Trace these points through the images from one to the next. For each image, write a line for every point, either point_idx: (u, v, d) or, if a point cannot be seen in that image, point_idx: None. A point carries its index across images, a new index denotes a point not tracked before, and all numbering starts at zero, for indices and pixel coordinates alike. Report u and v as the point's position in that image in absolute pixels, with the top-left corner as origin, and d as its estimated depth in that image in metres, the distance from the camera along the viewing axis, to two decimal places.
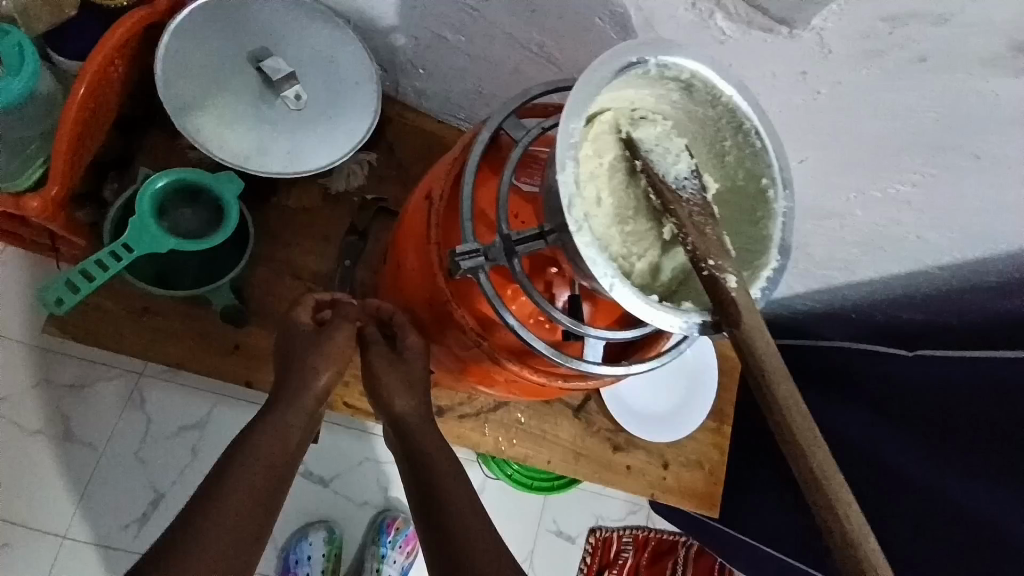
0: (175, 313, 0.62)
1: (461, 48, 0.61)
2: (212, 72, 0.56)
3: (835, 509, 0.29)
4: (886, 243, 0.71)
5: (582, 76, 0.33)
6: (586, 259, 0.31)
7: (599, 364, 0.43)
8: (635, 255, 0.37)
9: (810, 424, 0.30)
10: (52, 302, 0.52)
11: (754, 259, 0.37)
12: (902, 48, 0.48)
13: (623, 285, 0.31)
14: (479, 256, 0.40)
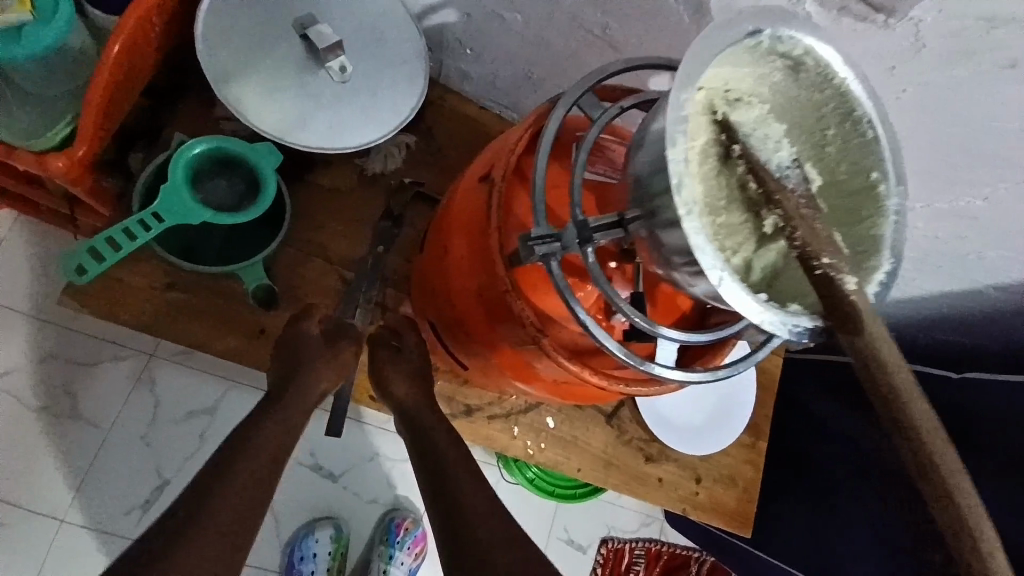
0: (199, 291, 0.59)
1: (515, 28, 0.57)
2: (254, 36, 0.52)
3: (965, 520, 0.27)
4: (947, 260, 0.67)
5: (694, 44, 0.31)
6: (695, 247, 0.29)
7: (671, 368, 0.40)
8: (729, 250, 0.33)
9: (940, 431, 0.27)
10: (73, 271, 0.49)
11: (861, 261, 0.33)
12: (999, 49, 0.43)
13: (732, 280, 0.29)
14: (555, 243, 0.37)
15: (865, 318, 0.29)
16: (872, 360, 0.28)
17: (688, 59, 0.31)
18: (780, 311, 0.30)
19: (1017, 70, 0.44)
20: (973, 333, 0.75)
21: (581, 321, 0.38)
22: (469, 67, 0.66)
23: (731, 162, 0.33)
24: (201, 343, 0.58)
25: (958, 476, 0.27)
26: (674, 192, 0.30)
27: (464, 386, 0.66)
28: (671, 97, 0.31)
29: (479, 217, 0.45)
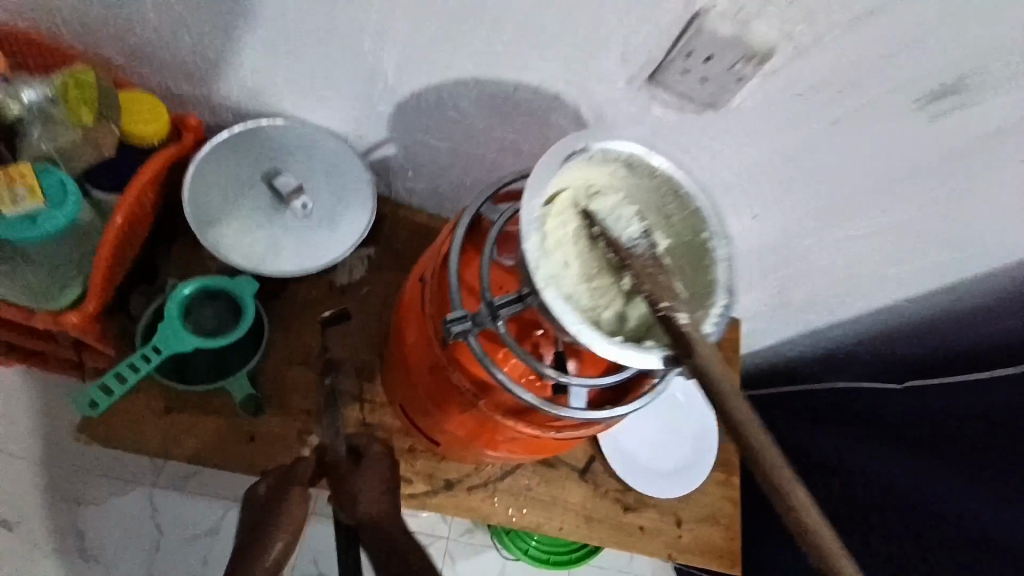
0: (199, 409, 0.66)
1: (446, 151, 0.71)
2: (232, 193, 0.65)
3: (800, 517, 0.34)
4: (871, 281, 0.81)
5: (542, 162, 0.43)
6: (553, 311, 0.39)
7: (584, 410, 0.48)
8: (602, 307, 0.42)
9: (770, 447, 0.34)
10: (88, 404, 0.59)
11: (703, 300, 0.43)
12: (816, 117, 0.56)
13: (588, 331, 0.39)
14: (468, 322, 0.46)
15: (697, 342, 0.38)
16: (706, 385, 0.36)
17: (532, 175, 0.42)
18: (634, 348, 0.40)
19: (838, 125, 0.57)
20: (912, 341, 0.91)
21: (498, 380, 0.48)
22: (415, 185, 0.78)
23: (591, 242, 0.44)
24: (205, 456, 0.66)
25: (796, 486, 0.34)
26: (531, 271, 0.40)
27: (442, 461, 0.72)
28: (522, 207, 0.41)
29: (420, 311, 0.54)
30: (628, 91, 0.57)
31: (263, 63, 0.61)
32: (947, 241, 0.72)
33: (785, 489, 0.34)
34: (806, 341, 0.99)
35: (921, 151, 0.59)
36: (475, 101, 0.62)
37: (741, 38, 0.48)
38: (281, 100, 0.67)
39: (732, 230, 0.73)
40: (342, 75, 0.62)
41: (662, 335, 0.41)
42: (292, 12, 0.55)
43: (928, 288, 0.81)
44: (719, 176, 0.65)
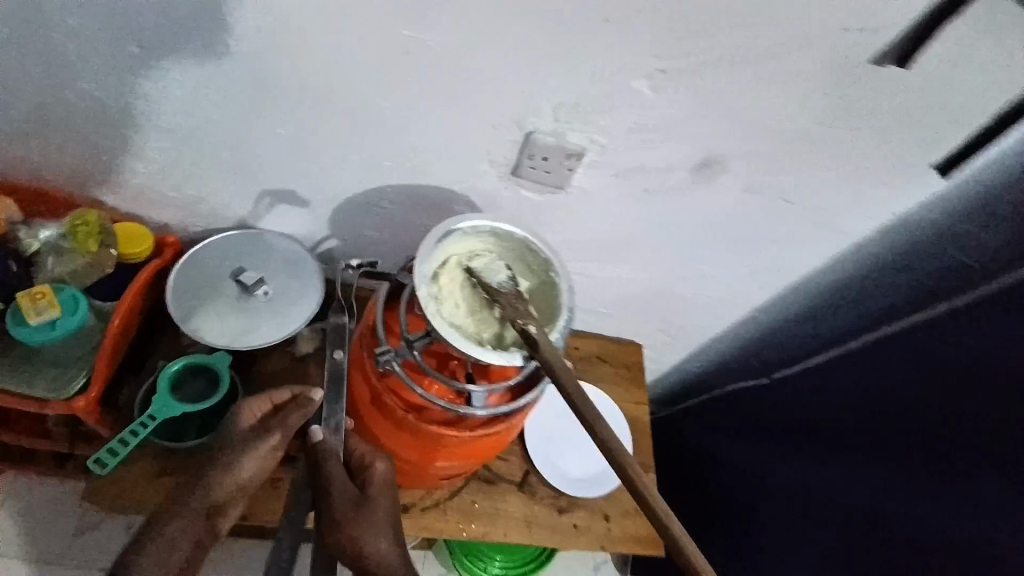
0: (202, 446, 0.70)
1: (378, 239, 0.91)
2: (207, 288, 0.82)
3: (609, 443, 0.51)
4: (727, 303, 1.04)
5: (431, 238, 0.64)
6: (443, 333, 0.60)
7: (484, 407, 0.66)
8: (484, 329, 0.63)
9: (585, 396, 0.54)
10: (98, 464, 0.71)
11: (553, 318, 0.64)
12: (632, 186, 0.79)
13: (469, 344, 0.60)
14: (393, 353, 0.65)
15: (541, 342, 0.57)
16: (549, 369, 0.56)
17: (422, 251, 0.63)
18: (502, 352, 0.60)
19: (648, 192, 0.79)
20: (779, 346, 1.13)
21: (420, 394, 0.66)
22: (356, 268, 0.97)
23: (472, 289, 0.64)
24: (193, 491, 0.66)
25: (601, 421, 0.52)
26: (427, 309, 0.61)
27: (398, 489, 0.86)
28: (416, 273, 0.62)
29: (360, 355, 0.73)
30: (501, 183, 0.79)
31: (230, 190, 0.82)
32: (765, 266, 0.94)
33: (594, 422, 0.52)
34: (699, 356, 1.21)
35: (718, 202, 0.81)
36: (393, 201, 0.83)
37: (562, 144, 0.72)
38: (244, 214, 0.87)
39: (608, 271, 0.96)
40: (290, 192, 0.82)
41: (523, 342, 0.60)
42: (252, 154, 0.76)
43: (768, 304, 1.04)
44: (585, 233, 0.87)
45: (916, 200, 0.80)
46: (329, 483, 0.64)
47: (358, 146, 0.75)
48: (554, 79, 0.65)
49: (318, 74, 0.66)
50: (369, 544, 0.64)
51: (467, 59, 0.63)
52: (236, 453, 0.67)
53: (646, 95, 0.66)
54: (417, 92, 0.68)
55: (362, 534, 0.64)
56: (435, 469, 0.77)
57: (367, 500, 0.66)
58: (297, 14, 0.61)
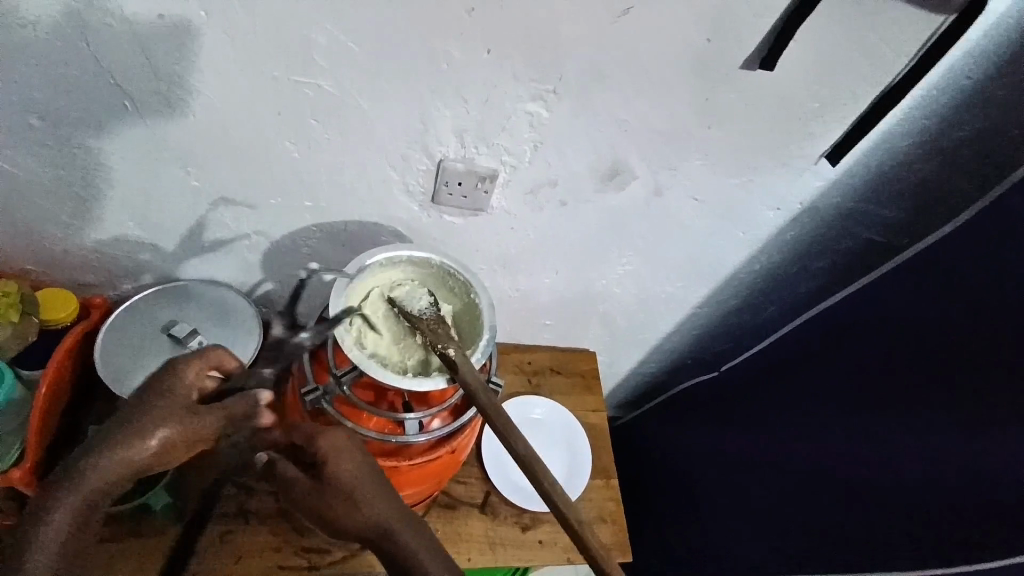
0: (132, 408, 0.58)
1: (311, 276, 0.91)
2: (138, 346, 0.82)
3: (532, 468, 0.57)
4: (666, 303, 1.07)
5: (347, 275, 0.65)
6: (363, 366, 0.60)
7: (418, 433, 0.67)
8: (408, 357, 0.64)
9: (507, 420, 0.56)
10: None
11: (476, 337, 0.65)
12: (549, 200, 0.81)
13: (392, 374, 0.61)
14: (321, 392, 0.67)
15: (460, 364, 0.59)
16: (470, 393, 0.57)
17: (336, 290, 0.64)
18: (427, 378, 0.61)
19: (566, 205, 0.82)
20: (723, 339, 1.16)
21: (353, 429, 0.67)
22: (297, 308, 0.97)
23: (393, 319, 0.65)
24: (116, 461, 0.55)
25: (526, 447, 0.57)
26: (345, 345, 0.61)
27: None
28: (332, 312, 0.63)
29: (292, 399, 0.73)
30: (423, 211, 0.81)
31: (153, 245, 0.82)
32: (693, 264, 0.97)
33: (519, 448, 0.56)
34: (651, 357, 1.23)
35: (635, 208, 0.84)
36: (320, 238, 0.84)
37: (472, 169, 0.74)
38: (173, 267, 0.87)
39: (544, 283, 0.98)
40: (215, 240, 0.83)
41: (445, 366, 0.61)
42: (168, 209, 0.77)
43: (707, 300, 1.07)
44: (514, 248, 0.89)
45: (818, 186, 0.84)
46: (292, 482, 0.64)
47: (274, 190, 0.76)
48: (451, 109, 0.67)
49: (221, 126, 0.68)
50: (349, 514, 0.62)
51: (364, 97, 0.65)
52: (165, 421, 0.57)
53: (542, 115, 0.69)
54: (322, 134, 0.69)
55: (343, 509, 0.62)
56: None
57: (327, 482, 0.62)
58: (188, 73, 0.62)
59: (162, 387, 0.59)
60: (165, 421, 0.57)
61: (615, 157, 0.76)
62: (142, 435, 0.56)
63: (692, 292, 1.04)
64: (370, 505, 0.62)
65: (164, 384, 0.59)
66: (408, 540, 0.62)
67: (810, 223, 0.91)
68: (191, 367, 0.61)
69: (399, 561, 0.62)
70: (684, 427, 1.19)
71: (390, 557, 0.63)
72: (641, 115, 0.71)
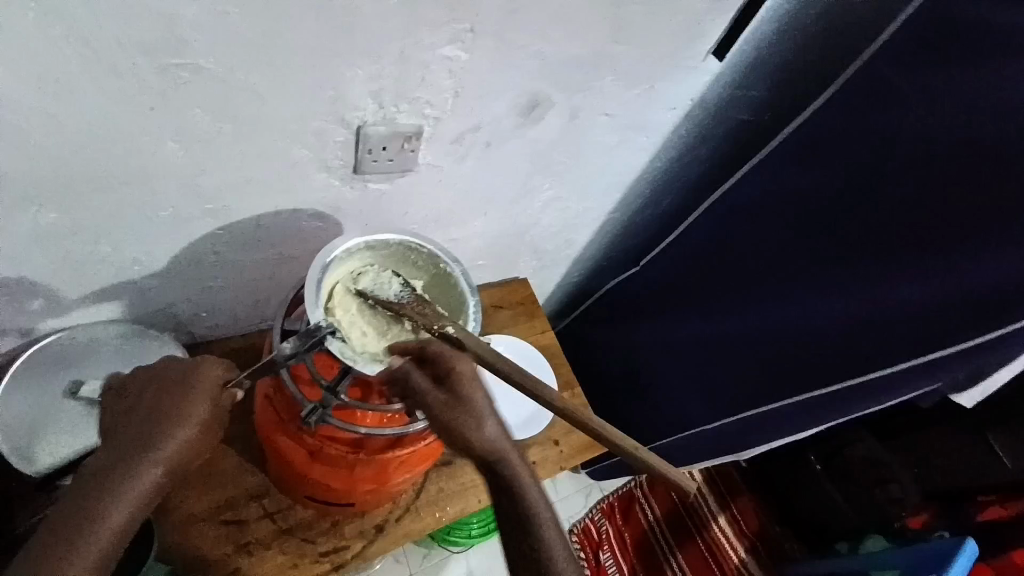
0: (148, 409, 0.56)
1: (225, 285, 0.80)
2: (43, 413, 0.69)
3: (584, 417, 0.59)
4: (585, 219, 1.12)
5: (307, 279, 0.60)
6: (364, 370, 0.56)
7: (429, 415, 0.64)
8: (401, 346, 0.62)
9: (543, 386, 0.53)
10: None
11: (461, 307, 0.64)
12: (474, 144, 0.78)
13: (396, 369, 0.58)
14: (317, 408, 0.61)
15: (465, 339, 0.56)
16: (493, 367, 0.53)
17: (305, 297, 0.59)
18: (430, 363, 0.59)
19: (491, 145, 0.80)
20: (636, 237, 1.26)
21: (362, 432, 0.62)
22: (214, 322, 0.86)
23: (370, 311, 0.62)
24: (134, 471, 0.54)
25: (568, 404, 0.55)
26: (337, 353, 0.56)
27: (365, 515, 0.84)
28: (310, 322, 0.57)
29: (279, 423, 0.67)
30: (345, 185, 0.74)
31: (13, 299, 0.65)
32: (607, 176, 1.02)
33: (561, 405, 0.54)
34: (575, 270, 1.31)
35: (554, 134, 0.85)
36: (231, 242, 0.73)
37: (395, 130, 0.69)
38: (45, 320, 0.70)
39: (475, 228, 0.96)
40: (97, 277, 0.69)
41: (443, 344, 0.59)
42: (27, 254, 0.61)
43: (619, 207, 1.14)
44: (444, 201, 0.86)
45: (703, 82, 0.92)
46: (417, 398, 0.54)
47: (164, 202, 0.64)
48: (364, 68, 0.61)
49: (75, 140, 0.54)
50: (474, 435, 0.54)
51: (258, 71, 0.56)
52: (189, 412, 0.56)
53: (460, 58, 0.66)
54: (216, 124, 0.59)
55: (469, 432, 0.53)
56: (403, 485, 0.74)
57: (462, 402, 0.53)
58: (17, 82, 0.48)
59: (168, 390, 0.57)
60: (190, 412, 0.56)
61: (533, 89, 0.76)
62: (174, 428, 0.55)
63: (606, 201, 1.10)
64: (495, 430, 0.55)
65: (169, 392, 0.57)
66: (527, 483, 0.55)
67: (698, 117, 1.00)
68: (204, 366, 0.59)
69: (511, 502, 0.55)
70: (618, 323, 1.31)
71: (502, 493, 0.56)
72: (553, 39, 0.70)
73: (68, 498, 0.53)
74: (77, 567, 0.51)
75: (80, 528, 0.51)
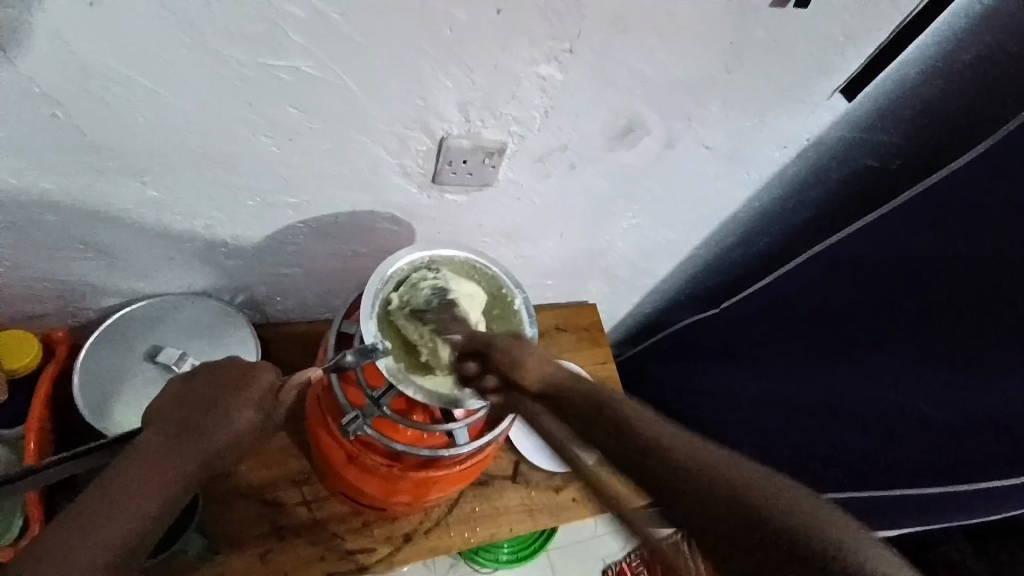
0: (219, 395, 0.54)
1: (300, 273, 0.83)
2: (122, 372, 0.74)
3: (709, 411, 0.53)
4: (668, 252, 1.05)
5: (370, 282, 0.61)
6: (410, 391, 0.57)
7: (467, 443, 0.62)
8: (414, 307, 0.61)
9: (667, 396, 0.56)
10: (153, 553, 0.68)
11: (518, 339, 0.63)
12: (556, 163, 0.75)
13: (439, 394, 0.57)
14: (359, 417, 0.60)
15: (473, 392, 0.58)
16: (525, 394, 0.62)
17: (363, 305, 0.60)
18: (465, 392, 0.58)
19: (575, 166, 0.77)
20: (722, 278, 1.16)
21: (400, 449, 0.61)
22: (285, 305, 0.89)
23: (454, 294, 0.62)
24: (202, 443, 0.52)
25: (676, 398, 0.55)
26: (384, 368, 0.57)
27: (395, 521, 0.84)
28: (365, 336, 0.58)
29: (321, 420, 0.67)
30: (422, 192, 0.73)
31: (114, 265, 0.71)
32: (697, 210, 0.95)
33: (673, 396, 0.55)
34: (650, 302, 1.23)
35: (644, 161, 0.80)
36: (309, 234, 0.75)
37: (478, 144, 0.68)
38: (138, 285, 0.76)
39: (550, 248, 0.93)
40: (185, 252, 0.73)
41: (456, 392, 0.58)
42: (125, 224, 0.66)
43: (706, 244, 1.06)
44: (519, 218, 0.83)
45: (824, 120, 0.83)
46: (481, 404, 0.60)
47: (253, 191, 0.66)
48: (455, 81, 0.60)
49: (175, 125, 0.57)
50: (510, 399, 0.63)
51: (352, 75, 0.56)
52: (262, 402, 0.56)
53: (555, 77, 0.63)
54: (306, 124, 0.60)
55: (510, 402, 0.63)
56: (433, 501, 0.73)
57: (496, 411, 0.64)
58: (134, 73, 0.51)
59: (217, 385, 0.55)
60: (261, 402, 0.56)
61: (629, 112, 0.71)
62: (243, 414, 0.54)
63: (693, 236, 1.02)
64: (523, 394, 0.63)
65: (240, 383, 0.55)
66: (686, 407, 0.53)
67: (814, 156, 0.89)
68: (262, 369, 0.58)
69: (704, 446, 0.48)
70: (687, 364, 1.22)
71: None
72: (659, 64, 0.65)
73: (123, 463, 0.49)
74: (118, 529, 0.46)
75: (139, 489, 0.48)
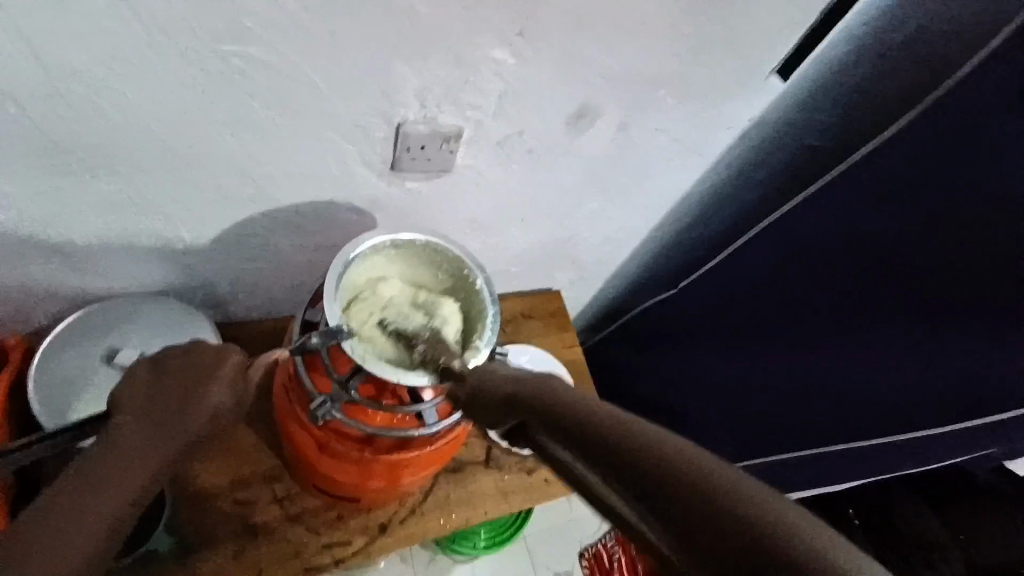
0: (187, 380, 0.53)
1: (262, 267, 0.82)
2: (78, 375, 0.72)
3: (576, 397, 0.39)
4: (627, 236, 1.08)
5: (333, 266, 0.61)
6: (376, 372, 0.57)
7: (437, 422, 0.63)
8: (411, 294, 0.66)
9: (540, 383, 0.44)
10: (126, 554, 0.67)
11: (477, 327, 0.63)
12: (515, 149, 0.77)
13: (405, 373, 0.58)
14: (328, 402, 0.61)
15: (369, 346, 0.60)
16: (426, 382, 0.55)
17: (326, 290, 0.60)
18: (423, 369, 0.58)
19: (533, 151, 0.79)
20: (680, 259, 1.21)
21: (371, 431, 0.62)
22: (248, 302, 0.88)
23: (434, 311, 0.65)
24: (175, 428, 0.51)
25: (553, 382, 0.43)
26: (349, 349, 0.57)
27: (371, 511, 0.84)
28: (330, 320, 0.58)
29: (289, 410, 0.67)
30: (383, 180, 0.74)
31: (67, 266, 0.69)
32: (652, 193, 0.98)
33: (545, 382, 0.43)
34: (613, 287, 1.26)
35: (599, 145, 0.82)
36: (270, 226, 0.75)
37: (436, 130, 0.69)
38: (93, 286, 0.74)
39: (512, 234, 0.95)
40: (141, 249, 0.71)
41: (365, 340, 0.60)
42: (78, 222, 0.64)
43: (663, 226, 1.10)
44: (481, 205, 0.85)
45: (765, 102, 0.88)
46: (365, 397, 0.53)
47: (211, 184, 0.66)
48: (411, 66, 0.60)
49: (127, 116, 0.56)
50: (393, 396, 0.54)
51: (307, 62, 0.56)
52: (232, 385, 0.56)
53: (508, 62, 0.64)
54: (262, 112, 0.60)
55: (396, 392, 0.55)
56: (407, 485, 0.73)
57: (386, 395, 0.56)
58: (81, 62, 0.50)
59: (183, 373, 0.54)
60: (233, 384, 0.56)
61: (582, 96, 0.73)
62: (216, 396, 0.54)
63: (650, 219, 1.06)
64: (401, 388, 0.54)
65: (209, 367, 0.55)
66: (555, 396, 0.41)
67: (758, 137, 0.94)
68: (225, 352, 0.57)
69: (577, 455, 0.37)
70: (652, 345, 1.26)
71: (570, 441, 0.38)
72: (607, 49, 0.68)
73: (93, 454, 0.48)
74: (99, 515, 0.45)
75: (114, 476, 0.47)
